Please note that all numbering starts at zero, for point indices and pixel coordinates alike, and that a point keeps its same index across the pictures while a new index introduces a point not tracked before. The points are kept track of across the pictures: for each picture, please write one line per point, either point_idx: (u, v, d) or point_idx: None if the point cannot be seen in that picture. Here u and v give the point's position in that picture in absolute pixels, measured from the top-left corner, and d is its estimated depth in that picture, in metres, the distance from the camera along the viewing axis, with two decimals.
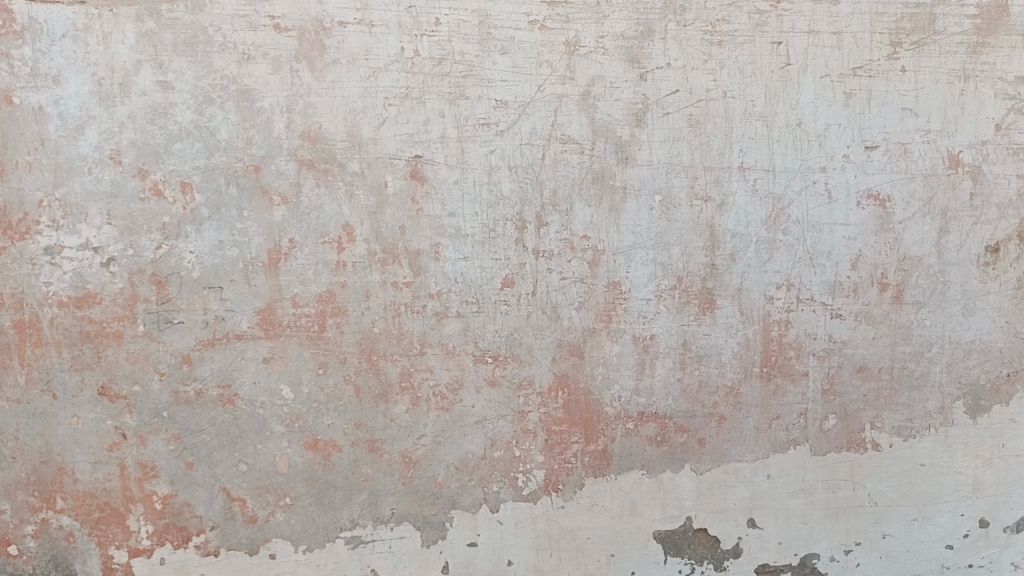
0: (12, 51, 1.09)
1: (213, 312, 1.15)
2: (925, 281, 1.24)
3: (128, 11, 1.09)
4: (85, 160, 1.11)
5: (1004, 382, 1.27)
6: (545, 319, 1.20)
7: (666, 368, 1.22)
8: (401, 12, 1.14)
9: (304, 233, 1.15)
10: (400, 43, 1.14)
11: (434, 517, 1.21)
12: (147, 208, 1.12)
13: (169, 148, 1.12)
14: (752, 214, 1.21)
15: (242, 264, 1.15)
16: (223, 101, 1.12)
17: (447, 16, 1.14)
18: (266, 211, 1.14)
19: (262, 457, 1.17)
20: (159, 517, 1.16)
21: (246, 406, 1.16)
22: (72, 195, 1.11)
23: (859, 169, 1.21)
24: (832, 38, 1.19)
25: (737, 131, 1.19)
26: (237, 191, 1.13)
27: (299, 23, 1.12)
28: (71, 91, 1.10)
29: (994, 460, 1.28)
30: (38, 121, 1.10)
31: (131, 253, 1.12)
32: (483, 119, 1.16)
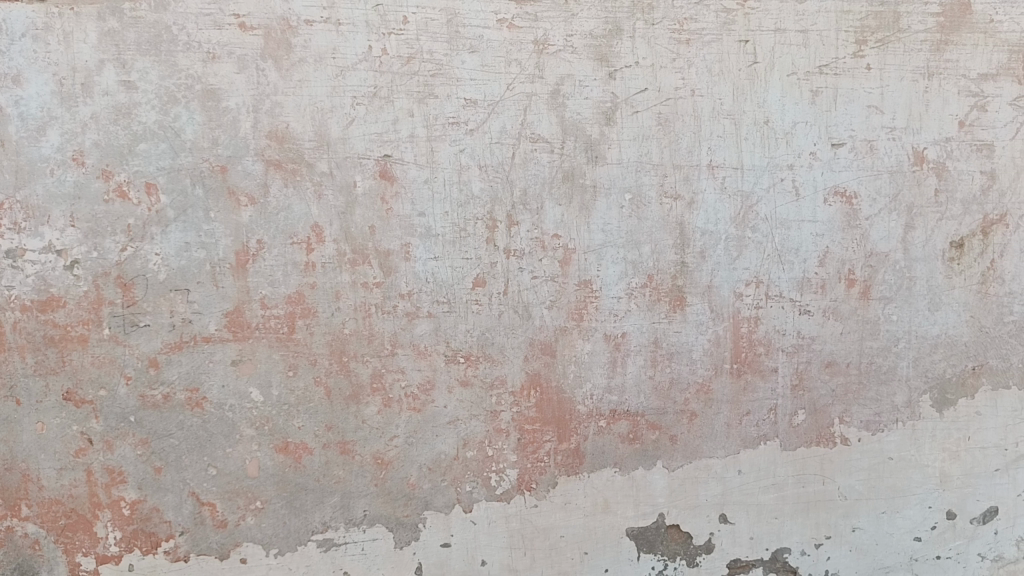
0: (280, 183, 1.62)
1: (226, 337, 1.65)
2: (891, 277, 1.75)
3: (339, 81, 1.61)
4: (253, 172, 1.62)
5: (970, 375, 1.79)
6: (585, 350, 1.73)
7: (637, 368, 1.74)
8: (479, 43, 1.63)
9: (351, 245, 1.65)
10: (496, 106, 1.64)
11: (405, 517, 1.73)
12: (284, 248, 1.64)
13: (338, 152, 1.63)
14: (721, 212, 1.71)
15: (296, 263, 1.64)
16: (335, 117, 1.62)
17: (467, 31, 1.63)
18: (339, 217, 1.64)
19: (232, 460, 1.67)
20: (127, 522, 1.66)
21: (215, 409, 1.65)
22: (250, 265, 1.63)
23: (826, 167, 1.71)
24: (797, 36, 1.67)
25: (707, 130, 1.68)
26: (296, 170, 1.62)
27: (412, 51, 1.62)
28: (294, 139, 1.62)
29: (960, 452, 1.82)
30: (264, 216, 1.63)
31: (254, 298, 1.65)
32: (475, 135, 1.65)
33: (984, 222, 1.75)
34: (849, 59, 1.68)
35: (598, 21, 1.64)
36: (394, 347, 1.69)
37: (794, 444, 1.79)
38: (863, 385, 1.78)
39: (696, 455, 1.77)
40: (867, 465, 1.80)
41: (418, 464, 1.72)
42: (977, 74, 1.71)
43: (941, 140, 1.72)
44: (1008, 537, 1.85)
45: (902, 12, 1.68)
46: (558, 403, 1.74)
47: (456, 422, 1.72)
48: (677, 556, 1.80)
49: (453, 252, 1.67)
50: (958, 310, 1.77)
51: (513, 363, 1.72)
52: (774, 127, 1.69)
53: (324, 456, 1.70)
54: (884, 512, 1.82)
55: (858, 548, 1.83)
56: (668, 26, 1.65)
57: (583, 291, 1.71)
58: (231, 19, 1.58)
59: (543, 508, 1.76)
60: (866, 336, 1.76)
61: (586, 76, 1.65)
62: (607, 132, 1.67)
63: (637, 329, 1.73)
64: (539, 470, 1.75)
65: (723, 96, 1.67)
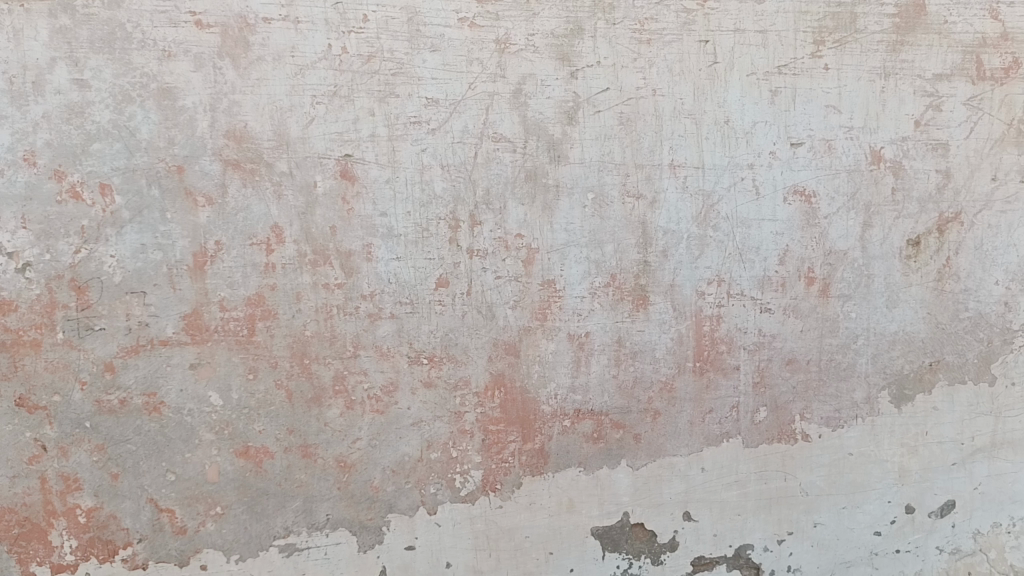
0: (239, 184, 1.60)
1: (184, 340, 1.62)
2: (850, 275, 1.77)
3: (299, 80, 1.59)
4: (211, 172, 1.59)
5: (927, 371, 1.82)
6: (549, 350, 1.73)
7: (600, 367, 1.74)
8: (441, 42, 1.62)
9: (313, 246, 1.63)
10: (458, 105, 1.64)
11: (369, 521, 1.71)
12: (244, 249, 1.61)
13: (299, 151, 1.61)
14: (683, 211, 1.72)
15: (256, 265, 1.62)
16: (294, 115, 1.60)
17: (429, 30, 1.61)
18: (300, 218, 1.62)
19: (191, 466, 1.64)
20: (84, 531, 1.62)
21: (173, 413, 1.62)
22: (208, 267, 1.61)
23: (786, 166, 1.72)
24: (756, 36, 1.68)
25: (669, 129, 1.69)
26: (254, 170, 1.60)
27: (373, 48, 1.60)
28: (252, 138, 1.59)
29: (918, 447, 1.84)
30: (223, 217, 1.60)
31: (213, 301, 1.62)
32: (437, 135, 1.64)
33: (939, 220, 1.78)
34: (807, 59, 1.70)
35: (559, 20, 1.64)
36: (357, 348, 1.67)
37: (756, 441, 1.80)
38: (824, 381, 1.80)
39: (660, 453, 1.78)
40: (828, 460, 1.83)
41: (382, 466, 1.70)
42: (932, 75, 1.74)
43: (897, 140, 1.75)
44: (966, 530, 1.89)
45: (859, 12, 1.70)
46: (522, 403, 1.73)
47: (419, 424, 1.71)
48: (641, 554, 1.81)
49: (416, 253, 1.66)
50: (915, 307, 1.80)
51: (477, 364, 1.71)
52: (734, 127, 1.70)
53: (286, 460, 1.67)
54: (845, 507, 1.85)
55: (819, 543, 1.85)
56: (628, 25, 1.66)
57: (547, 291, 1.71)
58: (187, 17, 1.55)
59: (508, 509, 1.75)
60: (825, 333, 1.78)
61: (548, 76, 1.65)
62: (569, 131, 1.67)
63: (600, 329, 1.73)
64: (504, 471, 1.74)
65: (684, 96, 1.68)
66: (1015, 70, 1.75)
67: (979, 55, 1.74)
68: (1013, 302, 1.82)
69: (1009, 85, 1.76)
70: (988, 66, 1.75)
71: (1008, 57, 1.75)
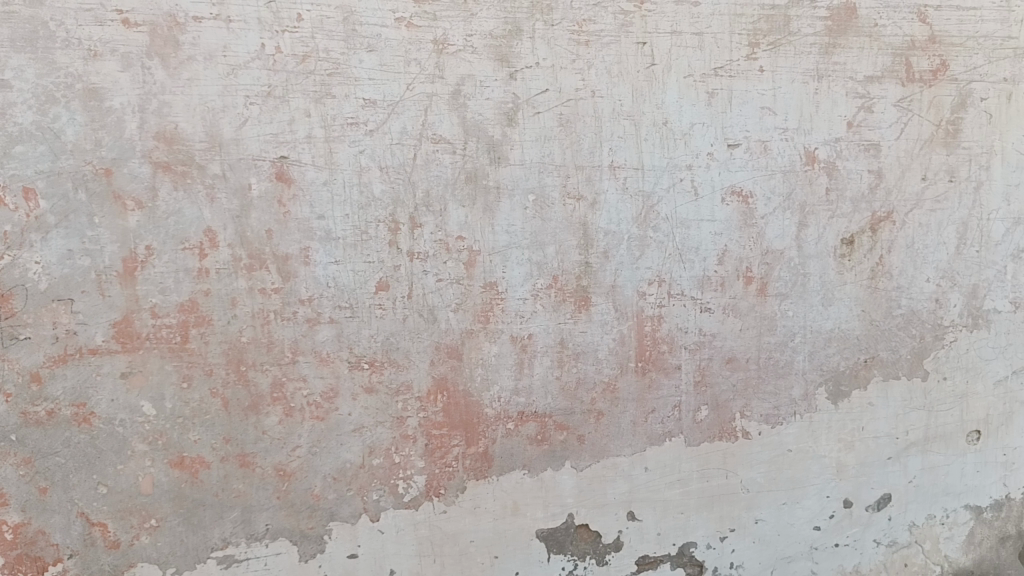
0: (170, 187, 1.55)
1: (113, 348, 1.56)
2: (787, 274, 1.80)
3: (230, 79, 1.56)
4: (141, 174, 1.54)
5: (862, 367, 1.86)
6: (491, 352, 1.72)
7: (543, 369, 1.74)
8: (377, 42, 1.60)
9: (248, 250, 1.59)
10: (396, 106, 1.61)
11: (310, 530, 1.68)
12: (176, 254, 1.57)
13: (232, 153, 1.57)
14: (623, 212, 1.72)
15: (189, 270, 1.58)
16: (226, 116, 1.56)
17: (365, 30, 1.59)
18: (235, 222, 1.58)
19: (124, 478, 1.59)
20: (10, 548, 1.56)
21: (104, 424, 1.57)
22: (139, 273, 1.56)
23: (723, 167, 1.74)
24: (693, 38, 1.69)
25: (608, 130, 1.69)
26: (186, 172, 1.56)
27: (307, 49, 1.57)
28: (183, 139, 1.55)
29: (855, 442, 1.88)
30: (154, 222, 1.56)
31: (144, 308, 1.57)
32: (376, 137, 1.61)
33: (872, 219, 1.81)
34: (743, 61, 1.72)
35: (497, 21, 1.63)
36: (295, 354, 1.64)
37: (697, 440, 1.82)
38: (763, 379, 1.82)
39: (603, 454, 1.78)
40: (768, 457, 1.85)
41: (323, 474, 1.68)
42: (863, 77, 1.77)
43: (831, 141, 1.78)
44: (901, 523, 1.94)
45: (792, 15, 1.72)
46: (465, 406, 1.72)
47: (361, 430, 1.68)
48: (586, 555, 1.81)
49: (355, 256, 1.64)
50: (850, 305, 1.84)
51: (419, 368, 1.69)
52: (673, 128, 1.71)
53: (223, 469, 1.64)
54: (784, 503, 1.88)
55: (760, 539, 1.88)
56: (567, 27, 1.65)
57: (489, 293, 1.70)
58: (113, 15, 1.50)
59: (452, 514, 1.74)
60: (764, 331, 1.81)
61: (487, 77, 1.64)
62: (509, 133, 1.66)
63: (543, 330, 1.73)
64: (448, 475, 1.73)
65: (623, 97, 1.69)
66: (943, 72, 1.79)
67: (908, 57, 1.77)
68: (943, 298, 1.87)
69: (937, 87, 1.80)
70: (917, 68, 1.78)
71: (936, 59, 1.78)
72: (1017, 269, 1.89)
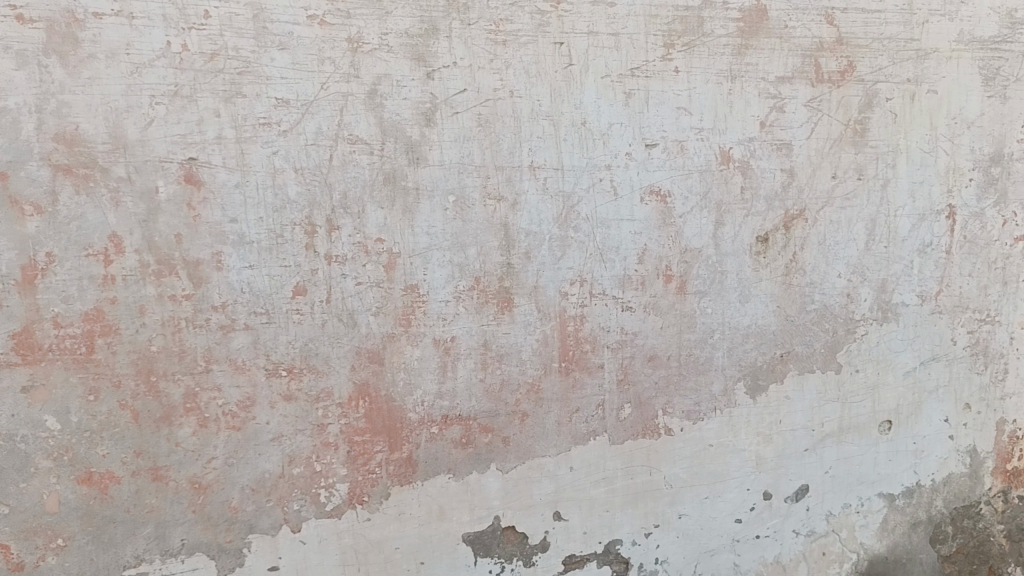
0: (71, 191, 1.48)
1: (11, 360, 1.48)
2: (706, 271, 1.83)
3: (135, 78, 1.49)
4: (39, 178, 1.47)
5: (779, 362, 1.90)
6: (413, 356, 1.69)
7: (467, 371, 1.72)
8: (289, 40, 1.55)
9: (156, 256, 1.53)
10: (311, 106, 1.58)
11: (229, 543, 1.63)
12: (79, 260, 1.50)
13: (138, 155, 1.51)
14: (544, 213, 1.72)
15: (93, 277, 1.51)
16: (131, 116, 1.50)
17: (276, 27, 1.55)
18: (142, 226, 1.52)
19: (28, 497, 1.52)
20: None
21: (4, 441, 1.50)
22: (39, 281, 1.48)
23: (641, 166, 1.76)
24: (609, 38, 1.70)
25: (527, 131, 1.69)
26: (88, 175, 1.49)
27: (216, 46, 1.52)
28: (85, 141, 1.48)
29: (773, 435, 1.92)
30: (54, 227, 1.48)
31: (45, 317, 1.49)
32: (290, 138, 1.57)
33: (785, 217, 1.85)
34: (658, 61, 1.73)
35: (413, 20, 1.60)
36: (209, 363, 1.59)
37: (621, 438, 1.83)
38: (683, 375, 1.85)
39: (528, 455, 1.78)
40: (690, 453, 1.88)
41: (240, 485, 1.63)
42: (775, 78, 1.80)
43: (745, 140, 1.81)
44: (819, 512, 1.99)
45: (705, 16, 1.74)
46: (388, 411, 1.69)
47: (280, 438, 1.64)
48: (513, 557, 1.81)
49: (270, 260, 1.59)
50: (766, 301, 1.87)
51: (339, 373, 1.66)
52: (591, 128, 1.72)
53: (134, 484, 1.58)
54: (707, 497, 1.91)
55: (684, 534, 1.91)
56: (483, 26, 1.64)
57: (410, 296, 1.67)
58: (6, 11, 1.42)
59: (376, 521, 1.71)
60: (684, 329, 1.83)
61: (404, 76, 1.61)
62: (427, 133, 1.64)
63: (465, 332, 1.71)
64: (371, 482, 1.70)
65: (541, 97, 1.68)
66: (850, 73, 1.83)
67: (817, 58, 1.82)
68: (854, 293, 1.93)
69: (845, 87, 1.84)
70: (826, 69, 1.82)
71: (844, 60, 1.83)
72: (924, 264, 1.96)
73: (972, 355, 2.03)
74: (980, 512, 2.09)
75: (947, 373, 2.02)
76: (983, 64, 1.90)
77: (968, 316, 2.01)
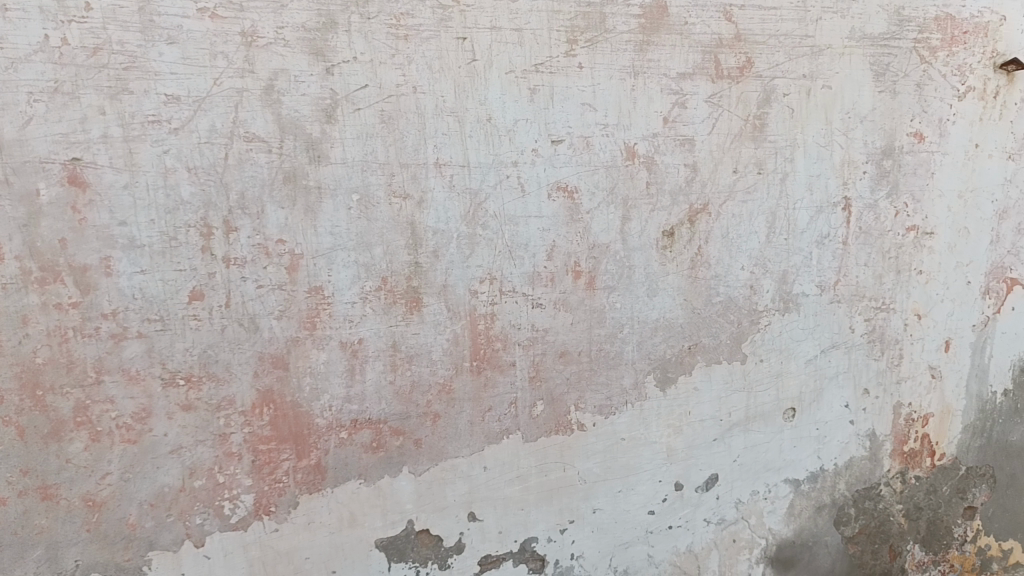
0: None
1: None
2: (614, 267, 1.84)
3: (9, 73, 1.40)
4: None
5: (687, 354, 1.93)
6: (320, 359, 1.65)
7: (376, 374, 1.69)
8: (179, 33, 1.48)
9: (39, 262, 1.44)
10: (204, 102, 1.51)
11: (128, 562, 1.57)
12: None
13: (16, 155, 1.42)
14: (451, 210, 1.70)
15: None
16: (6, 114, 1.41)
17: (164, 19, 1.47)
18: (22, 231, 1.43)
19: None
20: None
21: None
22: None
23: (548, 162, 1.75)
24: (513, 34, 1.68)
25: (432, 127, 1.66)
26: None
27: (99, 40, 1.44)
28: None
29: (682, 426, 1.96)
30: None
31: None
32: (183, 136, 1.51)
33: (690, 211, 1.88)
34: (562, 57, 1.73)
35: (310, 13, 1.55)
36: (100, 374, 1.51)
37: (534, 435, 1.83)
38: (594, 370, 1.86)
39: (441, 456, 1.76)
40: (602, 447, 1.90)
41: (138, 501, 1.56)
42: (677, 74, 1.82)
43: (649, 136, 1.82)
44: (728, 500, 2.04)
45: (607, 12, 1.74)
46: (295, 418, 1.65)
47: (179, 450, 1.58)
48: (428, 560, 1.79)
49: (163, 264, 1.52)
50: (673, 295, 1.90)
51: (241, 380, 1.60)
52: (496, 125, 1.70)
53: (21, 505, 1.49)
54: (619, 490, 1.93)
55: (598, 528, 1.93)
56: (384, 20, 1.59)
57: (314, 298, 1.63)
58: None
59: (285, 531, 1.67)
60: (594, 324, 1.85)
61: (302, 72, 1.56)
62: (328, 130, 1.59)
63: (373, 334, 1.68)
64: (278, 491, 1.65)
65: (445, 93, 1.65)
66: (749, 69, 1.87)
67: (717, 54, 1.84)
68: (757, 285, 1.97)
69: (743, 83, 1.87)
70: (726, 65, 1.85)
71: (742, 57, 1.86)
72: (822, 255, 2.02)
73: (869, 342, 2.11)
74: (879, 493, 2.19)
75: (846, 360, 2.09)
76: (873, 60, 1.96)
77: (864, 304, 2.08)
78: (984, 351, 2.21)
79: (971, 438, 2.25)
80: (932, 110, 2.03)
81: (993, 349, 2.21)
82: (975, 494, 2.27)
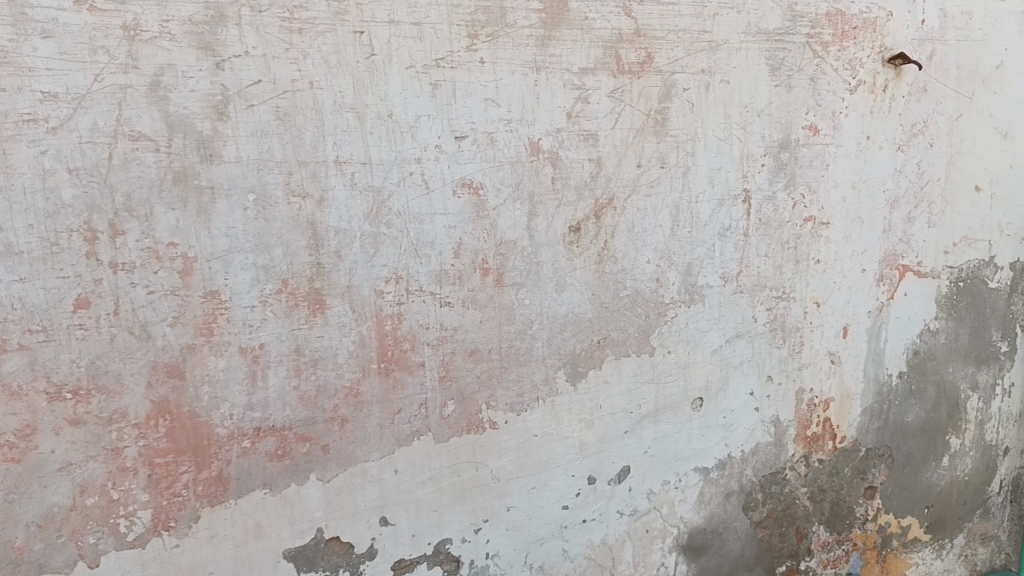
0: None
1: None
2: (522, 263, 1.84)
3: None
4: None
5: (596, 348, 1.96)
6: (219, 366, 1.59)
7: (279, 380, 1.64)
8: (54, 26, 1.40)
9: None
10: (83, 99, 1.43)
11: None
12: None
13: None
14: (353, 209, 1.65)
15: None
16: None
17: (35, 11, 1.38)
18: None
19: None
20: None
21: None
22: None
23: (452, 159, 1.73)
24: (412, 28, 1.64)
25: (331, 124, 1.61)
26: None
27: None
28: None
29: (594, 420, 1.99)
30: None
31: None
32: (60, 134, 1.43)
33: (595, 206, 1.89)
34: (463, 52, 1.70)
35: (196, 5, 1.48)
36: None
37: (446, 436, 1.82)
38: (505, 368, 1.86)
39: (350, 461, 1.74)
40: (515, 444, 1.91)
41: (24, 523, 1.49)
42: (578, 69, 1.81)
43: (552, 131, 1.82)
44: (640, 491, 2.09)
45: (507, 6, 1.71)
46: (193, 428, 1.59)
47: (68, 468, 1.51)
48: (339, 568, 1.78)
49: (44, 271, 1.44)
50: (581, 290, 1.92)
51: (134, 392, 1.53)
52: (398, 121, 1.66)
53: None
54: (534, 487, 1.95)
55: (513, 526, 1.95)
56: (276, 13, 1.53)
57: (210, 303, 1.56)
58: None
59: (186, 546, 1.62)
60: (503, 321, 1.84)
61: (190, 66, 1.49)
62: (220, 128, 1.53)
63: (275, 338, 1.63)
64: (177, 506, 1.60)
65: (343, 89, 1.61)
66: (649, 64, 1.88)
67: (617, 49, 1.84)
68: (663, 277, 2.00)
69: (644, 78, 1.89)
70: (626, 60, 1.86)
71: (642, 52, 1.87)
72: (724, 247, 2.06)
73: (771, 330, 2.17)
74: (785, 478, 2.30)
75: (750, 349, 2.15)
76: (768, 55, 2.01)
77: (766, 294, 2.14)
78: (879, 336, 2.33)
79: (869, 421, 2.39)
80: (825, 103, 2.09)
81: (887, 333, 2.34)
82: (874, 474, 2.43)
